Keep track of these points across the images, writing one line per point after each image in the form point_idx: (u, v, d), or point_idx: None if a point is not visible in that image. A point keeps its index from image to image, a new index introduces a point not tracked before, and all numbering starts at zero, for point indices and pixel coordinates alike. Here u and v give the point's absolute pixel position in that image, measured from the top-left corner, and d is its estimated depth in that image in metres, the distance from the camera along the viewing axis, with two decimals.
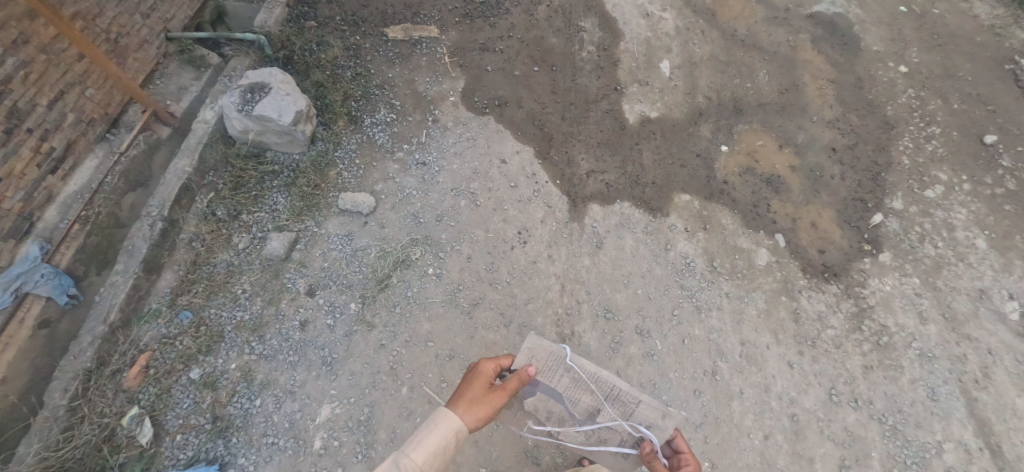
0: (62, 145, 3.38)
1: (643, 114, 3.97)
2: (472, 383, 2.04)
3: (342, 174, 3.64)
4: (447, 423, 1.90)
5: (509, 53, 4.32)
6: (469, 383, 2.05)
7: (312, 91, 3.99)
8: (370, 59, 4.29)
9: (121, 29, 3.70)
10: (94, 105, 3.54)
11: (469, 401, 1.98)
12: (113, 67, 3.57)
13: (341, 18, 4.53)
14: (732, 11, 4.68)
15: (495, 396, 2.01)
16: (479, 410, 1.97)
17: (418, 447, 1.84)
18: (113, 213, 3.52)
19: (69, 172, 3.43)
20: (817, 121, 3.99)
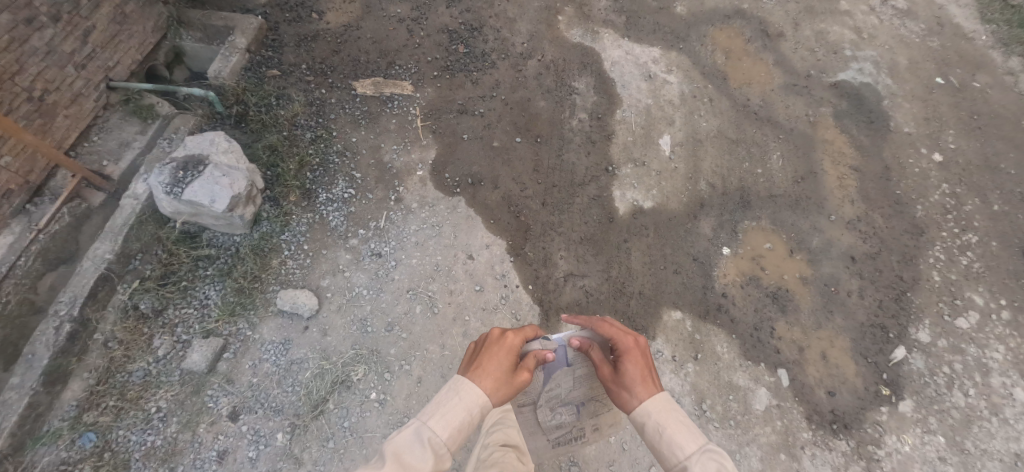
0: None
1: (636, 203, 3.47)
2: (497, 351, 1.95)
3: (285, 263, 3.25)
4: (474, 398, 1.82)
5: (490, 117, 3.86)
6: (491, 350, 1.96)
7: (264, 157, 3.58)
8: (333, 118, 3.87)
9: (47, 85, 3.35)
10: (13, 175, 3.23)
11: (496, 375, 1.90)
12: (30, 136, 3.18)
13: (307, 65, 4.15)
14: (745, 76, 4.18)
15: (519, 373, 1.95)
16: (507, 386, 1.90)
17: (444, 423, 1.75)
18: (26, 299, 3.20)
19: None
20: (835, 221, 3.45)
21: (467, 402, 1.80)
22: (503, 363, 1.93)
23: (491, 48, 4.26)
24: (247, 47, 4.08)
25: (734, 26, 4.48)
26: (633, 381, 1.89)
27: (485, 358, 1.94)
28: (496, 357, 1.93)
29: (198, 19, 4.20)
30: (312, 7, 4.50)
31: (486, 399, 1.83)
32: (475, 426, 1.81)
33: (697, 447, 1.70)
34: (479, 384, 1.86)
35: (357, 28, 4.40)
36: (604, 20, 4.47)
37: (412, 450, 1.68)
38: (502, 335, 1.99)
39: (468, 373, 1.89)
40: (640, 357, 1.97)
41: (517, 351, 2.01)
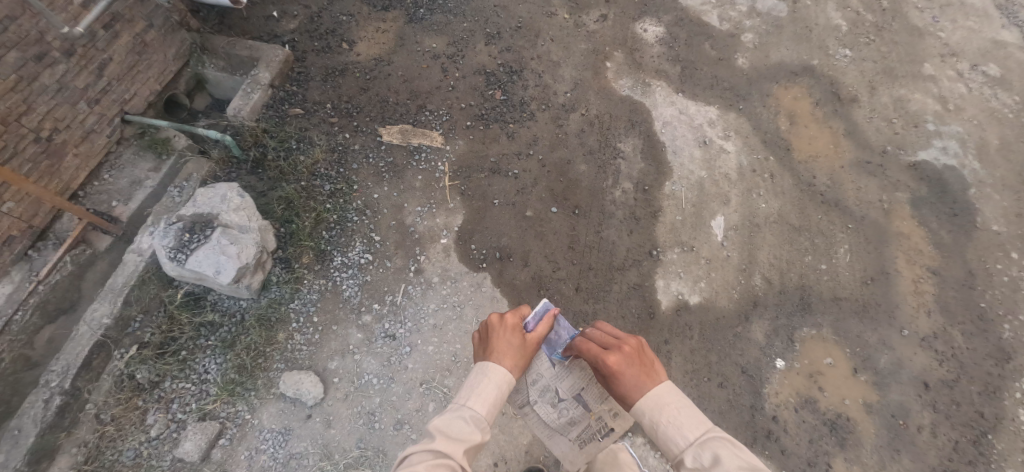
0: None
1: (680, 297, 3.12)
2: (506, 332, 2.10)
3: (292, 337, 3.20)
4: (500, 373, 1.97)
5: (525, 179, 3.54)
6: (501, 326, 2.11)
7: (279, 213, 3.43)
8: (355, 169, 3.65)
9: (56, 124, 3.24)
10: (15, 220, 3.18)
11: (510, 346, 2.06)
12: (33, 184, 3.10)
13: (332, 105, 3.92)
14: (811, 146, 3.73)
15: (533, 342, 2.14)
16: (524, 357, 2.08)
17: (480, 401, 1.90)
18: (23, 355, 3.16)
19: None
20: (908, 336, 3.03)
21: (496, 380, 1.96)
22: (517, 339, 2.09)
23: (531, 96, 3.91)
24: (271, 82, 3.89)
25: (801, 85, 4.05)
26: (624, 387, 1.88)
27: (495, 338, 2.09)
28: (510, 338, 2.08)
29: (223, 48, 4.03)
30: (343, 36, 4.31)
31: (510, 373, 1.99)
32: (505, 397, 1.97)
33: (696, 437, 1.70)
34: (504, 362, 2.01)
35: (387, 63, 4.15)
36: (656, 70, 4.08)
37: (454, 426, 1.81)
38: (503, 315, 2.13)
39: (487, 356, 2.03)
40: (630, 352, 1.96)
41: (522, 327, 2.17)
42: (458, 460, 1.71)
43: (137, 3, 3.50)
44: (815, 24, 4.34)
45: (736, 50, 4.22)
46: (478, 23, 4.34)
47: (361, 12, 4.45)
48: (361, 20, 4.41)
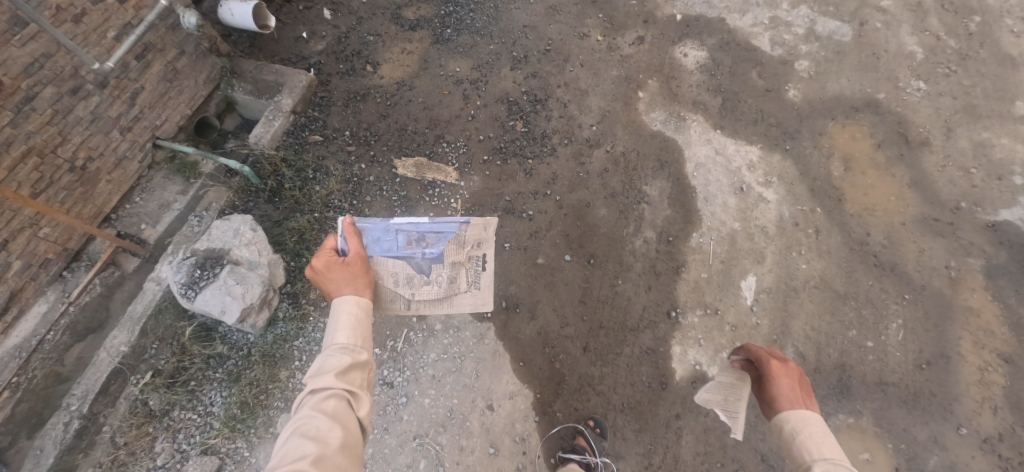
0: (5, 297, 3.04)
1: (699, 367, 2.86)
2: (330, 271, 2.22)
3: (294, 375, 3.18)
4: (354, 301, 2.14)
5: (540, 222, 3.30)
6: (325, 268, 2.23)
7: (291, 246, 3.35)
8: (368, 201, 3.51)
9: (90, 153, 3.23)
10: (51, 244, 3.17)
11: (344, 276, 2.21)
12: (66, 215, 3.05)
13: (350, 132, 3.77)
14: (867, 197, 3.32)
15: (358, 260, 2.29)
16: (364, 275, 2.25)
17: (343, 334, 2.04)
18: (53, 371, 3.17)
19: (11, 323, 3.10)
20: (966, 435, 2.66)
21: (350, 309, 2.11)
22: (342, 269, 2.22)
23: (554, 128, 3.67)
24: (293, 108, 3.76)
25: (862, 122, 3.63)
26: (777, 393, 1.98)
27: (330, 279, 2.21)
28: (337, 272, 2.21)
29: (250, 72, 3.96)
30: (368, 58, 4.20)
31: (359, 293, 2.16)
32: (368, 315, 2.16)
33: (834, 459, 1.79)
34: (352, 293, 2.16)
35: (409, 87, 3.99)
36: (694, 101, 3.76)
37: (327, 364, 1.95)
38: (320, 257, 2.25)
39: (332, 297, 2.16)
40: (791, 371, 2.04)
41: (334, 256, 2.27)
42: (340, 386, 1.89)
43: (170, 32, 3.44)
44: (885, 50, 3.93)
45: (787, 81, 3.85)
46: (505, 45, 4.14)
47: (388, 31, 4.35)
48: (388, 41, 4.31)
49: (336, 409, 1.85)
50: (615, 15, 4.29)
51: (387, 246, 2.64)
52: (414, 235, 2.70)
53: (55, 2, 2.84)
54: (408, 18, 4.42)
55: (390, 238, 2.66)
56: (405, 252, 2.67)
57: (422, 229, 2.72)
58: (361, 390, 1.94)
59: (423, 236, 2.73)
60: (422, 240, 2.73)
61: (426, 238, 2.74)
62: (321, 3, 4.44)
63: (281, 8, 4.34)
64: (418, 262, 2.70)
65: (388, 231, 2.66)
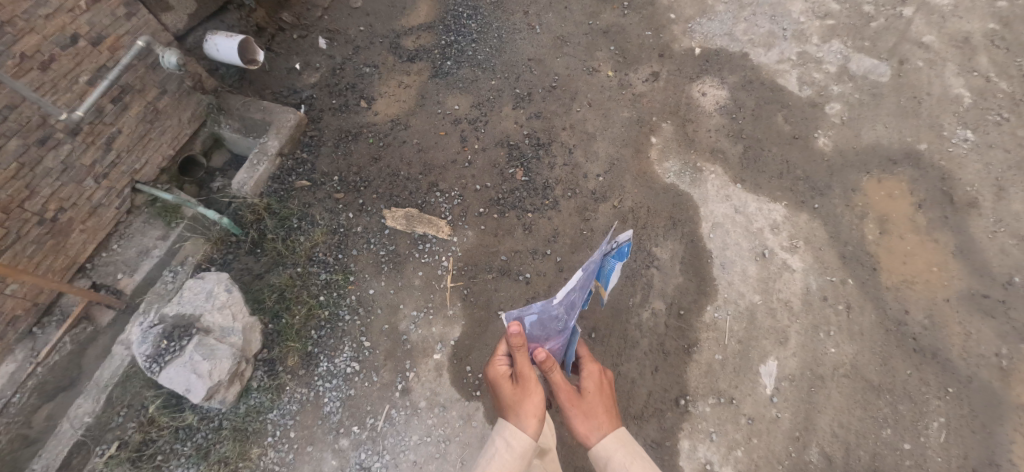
0: None
1: (708, 465, 2.54)
2: (501, 387, 1.98)
3: (267, 453, 2.77)
4: (512, 436, 1.82)
5: (537, 285, 3.03)
6: (497, 383, 2.01)
7: (270, 304, 3.04)
8: (354, 255, 3.22)
9: (62, 204, 2.98)
10: (18, 300, 2.93)
11: (514, 396, 1.93)
12: (28, 275, 2.73)
13: (339, 177, 3.48)
14: (905, 266, 2.99)
15: (527, 379, 1.96)
16: (531, 399, 1.90)
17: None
18: (20, 435, 2.91)
19: None
20: None
21: (507, 444, 1.80)
22: (512, 388, 1.96)
23: (557, 177, 3.36)
24: (280, 150, 3.49)
25: (900, 176, 3.29)
26: (595, 411, 1.91)
27: (500, 395, 1.98)
28: (506, 391, 1.96)
29: (238, 109, 3.67)
30: (362, 92, 3.93)
31: (519, 425, 1.83)
32: (523, 459, 1.79)
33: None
34: (513, 422, 1.86)
35: (404, 126, 3.71)
36: (712, 148, 3.43)
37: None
38: (490, 367, 2.05)
39: (501, 416, 1.92)
40: (598, 379, 2.03)
41: (507, 372, 2.02)
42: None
43: (149, 71, 3.21)
44: (927, 93, 3.58)
45: (817, 126, 3.50)
46: (507, 80, 3.84)
47: (385, 63, 4.09)
48: (385, 73, 4.04)
49: None
50: (628, 48, 3.98)
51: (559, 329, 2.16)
52: (574, 302, 2.10)
53: (19, 50, 2.60)
54: (407, 48, 4.16)
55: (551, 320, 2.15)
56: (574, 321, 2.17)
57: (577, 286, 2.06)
58: None
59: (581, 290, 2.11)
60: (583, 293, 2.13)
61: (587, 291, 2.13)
62: (316, 31, 4.19)
63: (274, 36, 4.08)
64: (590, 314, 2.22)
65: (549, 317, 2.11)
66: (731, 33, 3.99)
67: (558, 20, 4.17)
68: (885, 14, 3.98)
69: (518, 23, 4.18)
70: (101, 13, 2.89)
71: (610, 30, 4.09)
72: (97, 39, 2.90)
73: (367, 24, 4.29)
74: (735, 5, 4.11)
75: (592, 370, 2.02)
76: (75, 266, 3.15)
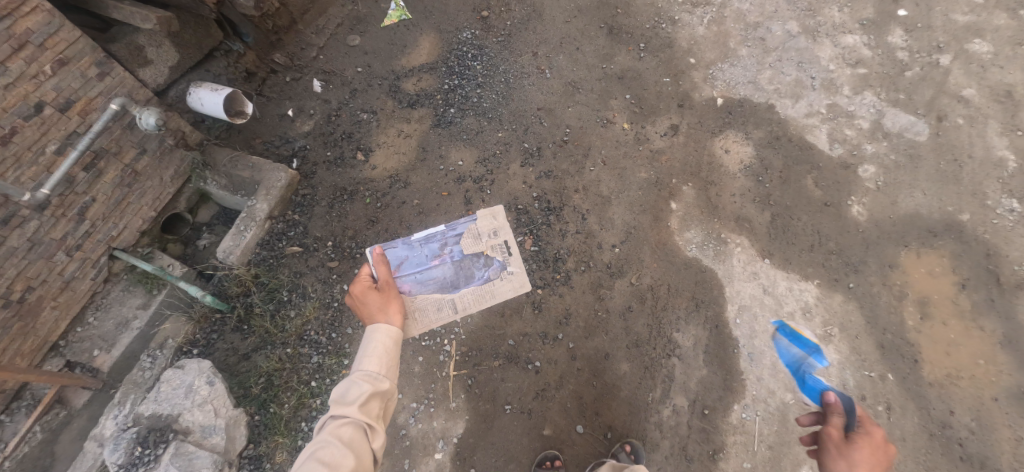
0: None
1: None
2: (364, 297, 2.22)
3: None
4: (386, 329, 2.10)
5: (548, 375, 2.79)
6: (361, 294, 2.23)
7: (257, 392, 2.80)
8: (349, 335, 2.97)
9: (30, 283, 2.75)
10: None
11: (378, 301, 2.21)
12: None
13: (334, 243, 3.22)
14: (949, 357, 2.76)
15: (389, 286, 2.29)
16: (394, 303, 2.23)
17: (371, 361, 1.99)
18: None
19: None
20: None
21: (387, 336, 2.06)
22: (376, 294, 2.23)
23: (569, 247, 3.10)
24: (270, 213, 3.22)
25: (941, 251, 3.05)
26: (856, 464, 1.79)
27: (365, 303, 2.21)
28: (370, 299, 2.21)
29: (225, 165, 3.39)
30: (359, 142, 3.66)
31: (391, 319, 2.14)
32: (399, 345, 2.10)
33: None
34: (385, 318, 2.14)
35: (403, 183, 3.44)
36: (737, 216, 3.17)
37: (350, 391, 1.90)
38: (354, 283, 2.27)
39: (371, 321, 2.14)
40: (874, 441, 1.84)
41: (367, 285, 2.28)
42: (357, 414, 1.83)
43: (126, 132, 2.95)
44: (969, 154, 3.33)
45: (850, 192, 3.25)
46: (515, 132, 3.56)
47: (384, 108, 3.82)
48: (383, 120, 3.77)
49: (351, 438, 1.79)
50: (645, 96, 3.71)
51: (418, 267, 2.85)
52: (435, 244, 2.95)
53: None
54: (407, 92, 3.89)
55: (418, 255, 2.90)
56: (431, 265, 2.87)
57: (440, 241, 2.97)
58: (378, 424, 1.88)
59: (443, 246, 2.96)
60: (444, 249, 2.94)
61: (448, 246, 2.96)
62: (310, 73, 3.91)
63: (265, 80, 3.79)
64: (450, 269, 2.88)
65: (413, 255, 2.89)
66: (755, 81, 3.73)
67: (569, 63, 3.90)
68: (919, 62, 3.74)
69: (527, 65, 3.91)
70: (70, 76, 2.62)
71: (625, 76, 3.82)
72: (66, 104, 2.64)
73: (365, 64, 4.02)
74: (759, 50, 3.86)
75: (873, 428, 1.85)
76: (47, 345, 2.91)
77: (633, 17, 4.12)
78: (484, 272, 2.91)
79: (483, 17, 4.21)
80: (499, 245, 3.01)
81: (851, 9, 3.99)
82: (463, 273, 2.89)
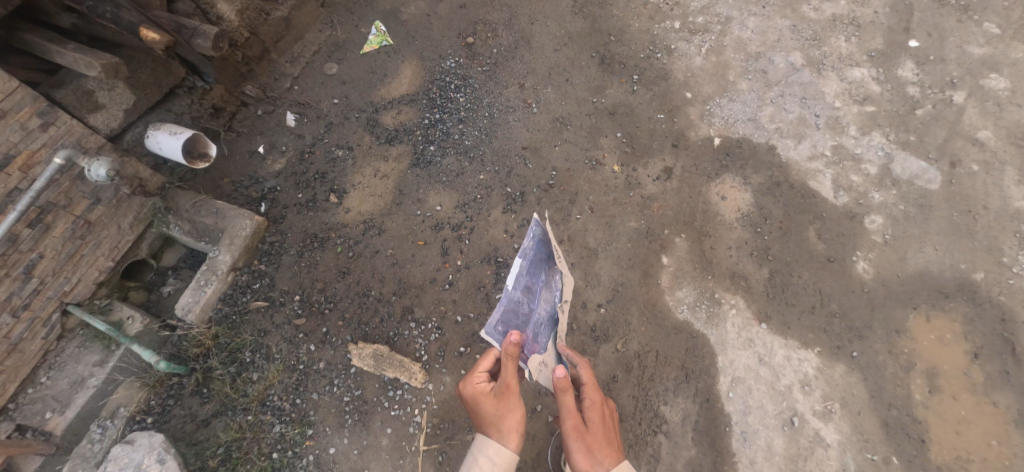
0: None
1: None
2: (480, 400, 2.00)
3: None
4: (494, 450, 1.93)
5: (524, 452, 2.61)
6: (474, 396, 2.01)
7: (214, 466, 2.62)
8: (314, 401, 2.78)
9: None
10: None
11: (493, 411, 1.97)
12: None
13: (302, 297, 3.03)
14: (959, 438, 2.57)
15: (508, 390, 1.96)
16: (511, 415, 1.95)
17: None
18: None
19: None
20: None
21: (495, 462, 1.91)
22: (491, 400, 1.97)
23: None
24: (233, 264, 3.03)
25: (953, 314, 2.83)
26: (601, 445, 1.92)
27: (479, 409, 2.00)
28: (485, 406, 1.98)
29: (188, 211, 3.18)
30: (333, 183, 3.44)
31: (502, 442, 1.92)
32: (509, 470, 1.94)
33: None
34: (496, 438, 1.94)
35: (378, 230, 3.22)
36: (733, 272, 2.96)
37: None
38: (468, 384, 2.02)
39: (480, 433, 2.00)
40: (601, 409, 2.00)
41: (482, 388, 2.00)
42: None
43: (76, 184, 2.74)
44: (984, 206, 3.10)
45: (855, 246, 3.02)
46: (498, 174, 3.34)
47: (361, 144, 3.60)
48: (359, 157, 3.55)
49: None
50: (637, 135, 3.48)
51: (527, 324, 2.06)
52: (524, 288, 2.07)
53: None
54: (386, 127, 3.66)
55: (513, 311, 2.01)
56: (534, 309, 2.11)
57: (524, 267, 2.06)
58: None
59: (529, 276, 2.10)
60: (531, 281, 2.11)
61: (532, 276, 2.12)
62: (284, 105, 3.69)
63: (234, 114, 3.56)
64: (546, 300, 2.18)
65: (518, 308, 2.03)
66: (755, 118, 3.50)
67: (558, 96, 3.66)
68: (931, 99, 3.50)
69: (513, 99, 3.68)
70: (7, 129, 2.41)
71: (616, 111, 3.58)
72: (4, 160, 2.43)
73: (343, 95, 3.80)
74: (761, 83, 3.63)
75: (597, 400, 1.99)
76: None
77: (628, 45, 3.90)
78: (559, 288, 2.23)
79: (469, 44, 3.99)
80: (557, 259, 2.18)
81: (858, 39, 3.78)
82: (551, 297, 2.21)
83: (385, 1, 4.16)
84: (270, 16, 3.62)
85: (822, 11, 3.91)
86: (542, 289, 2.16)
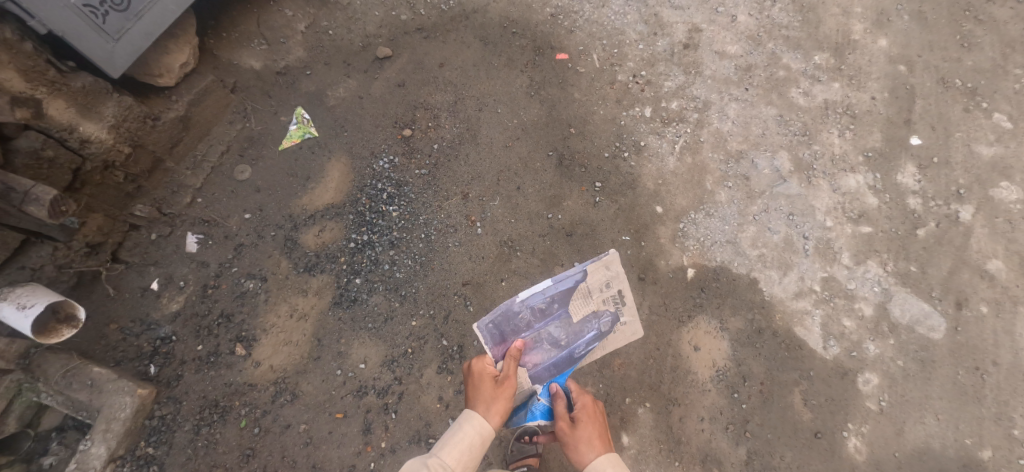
0: None
1: None
2: (479, 383, 2.20)
3: None
4: (482, 425, 2.06)
5: None
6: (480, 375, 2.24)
7: None
8: None
9: None
10: None
11: (490, 391, 2.17)
12: None
13: None
14: None
15: (508, 380, 2.22)
16: (501, 401, 2.15)
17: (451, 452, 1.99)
18: None
19: None
20: None
21: (479, 432, 2.05)
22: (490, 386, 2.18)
23: None
24: (113, 453, 2.55)
25: None
26: (588, 441, 2.11)
27: (478, 387, 2.21)
28: (481, 387, 2.19)
29: (59, 379, 2.58)
30: (240, 329, 2.89)
31: (487, 417, 2.08)
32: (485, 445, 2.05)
33: None
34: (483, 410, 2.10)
35: (291, 396, 2.78)
36: (707, 453, 2.64)
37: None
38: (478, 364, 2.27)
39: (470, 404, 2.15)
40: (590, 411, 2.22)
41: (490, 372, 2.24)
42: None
43: None
44: (994, 360, 2.75)
45: (846, 417, 2.67)
46: (432, 320, 2.92)
47: (275, 271, 3.01)
48: (273, 291, 2.97)
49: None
50: None
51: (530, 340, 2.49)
52: (538, 304, 2.55)
53: None
54: (306, 250, 3.06)
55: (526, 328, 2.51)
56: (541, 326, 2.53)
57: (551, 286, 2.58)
58: None
59: (548, 301, 2.57)
60: (549, 305, 2.56)
61: (555, 301, 2.58)
62: (184, 225, 3.08)
63: (121, 242, 2.96)
64: (555, 329, 2.55)
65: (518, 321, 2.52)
66: (735, 241, 3.01)
67: (506, 212, 3.14)
68: (935, 214, 3.04)
69: (454, 214, 3.14)
70: None
71: (574, 232, 3.09)
72: None
73: (257, 207, 3.16)
74: (742, 194, 3.13)
75: (587, 403, 2.21)
76: None
77: (591, 139, 3.33)
78: (595, 324, 2.60)
79: (406, 137, 3.36)
80: (608, 298, 2.64)
81: (853, 134, 3.27)
82: (574, 331, 2.57)
83: (310, 81, 3.45)
84: (158, 121, 2.96)
85: (812, 96, 3.38)
86: (558, 317, 2.56)
